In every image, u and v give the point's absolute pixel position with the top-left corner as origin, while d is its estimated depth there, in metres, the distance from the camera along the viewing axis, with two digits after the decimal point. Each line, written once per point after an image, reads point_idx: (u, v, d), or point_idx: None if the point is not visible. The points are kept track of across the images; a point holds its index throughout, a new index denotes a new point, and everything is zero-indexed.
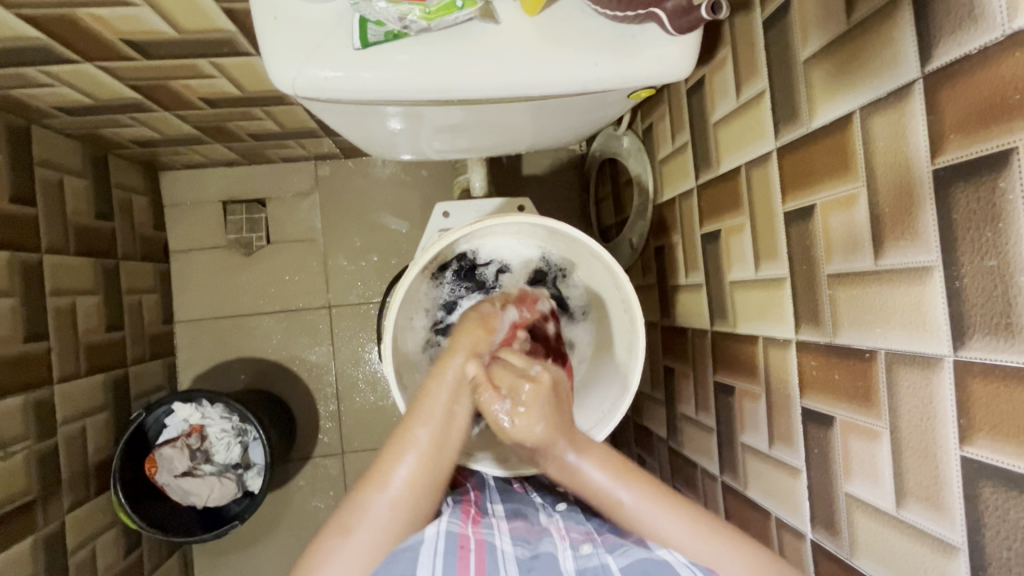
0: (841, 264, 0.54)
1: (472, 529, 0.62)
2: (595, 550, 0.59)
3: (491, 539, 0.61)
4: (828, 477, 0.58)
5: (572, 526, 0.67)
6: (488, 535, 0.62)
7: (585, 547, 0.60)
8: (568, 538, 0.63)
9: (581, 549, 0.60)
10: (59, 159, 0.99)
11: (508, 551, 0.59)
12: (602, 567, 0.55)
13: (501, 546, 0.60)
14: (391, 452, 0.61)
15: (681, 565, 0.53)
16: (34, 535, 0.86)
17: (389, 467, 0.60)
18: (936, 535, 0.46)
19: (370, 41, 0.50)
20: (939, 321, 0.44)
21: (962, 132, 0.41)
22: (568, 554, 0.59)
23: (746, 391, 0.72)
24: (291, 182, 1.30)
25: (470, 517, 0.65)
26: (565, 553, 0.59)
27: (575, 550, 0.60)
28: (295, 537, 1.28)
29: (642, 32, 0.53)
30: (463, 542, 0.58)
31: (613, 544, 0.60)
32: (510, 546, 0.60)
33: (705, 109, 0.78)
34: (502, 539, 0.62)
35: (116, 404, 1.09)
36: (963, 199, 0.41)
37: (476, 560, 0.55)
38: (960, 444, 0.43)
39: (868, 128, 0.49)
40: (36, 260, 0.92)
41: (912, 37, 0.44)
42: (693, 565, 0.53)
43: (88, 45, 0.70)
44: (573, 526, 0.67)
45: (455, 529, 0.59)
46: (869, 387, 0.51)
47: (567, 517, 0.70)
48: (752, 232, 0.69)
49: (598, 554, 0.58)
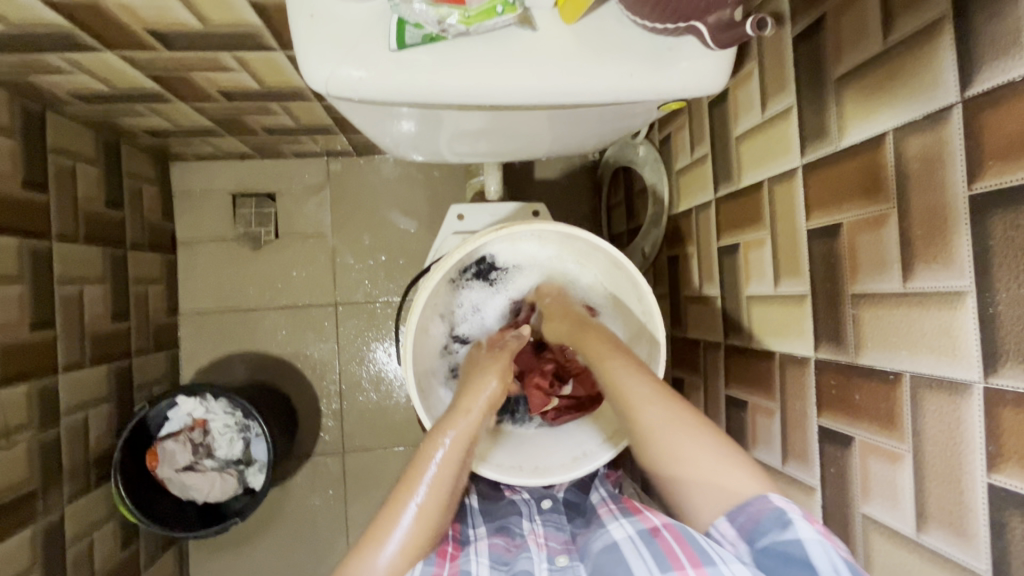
0: (867, 284, 0.54)
1: (447, 568, 0.63)
2: (570, 563, 0.65)
3: (468, 568, 0.64)
4: (845, 497, 0.57)
5: (552, 534, 0.71)
6: (464, 565, 0.64)
7: (560, 559, 0.66)
8: (545, 548, 0.68)
9: (556, 561, 0.66)
10: (72, 146, 0.99)
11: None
12: None
13: (478, 572, 0.64)
14: (389, 511, 0.61)
15: (626, 541, 0.60)
16: (33, 526, 0.85)
17: (394, 512, 0.61)
18: (958, 560, 0.45)
19: (407, 43, 0.49)
20: (970, 348, 0.43)
21: (1002, 159, 0.41)
22: (543, 567, 0.64)
23: (761, 407, 0.72)
24: (304, 178, 1.30)
25: (447, 553, 0.66)
26: (542, 565, 0.65)
27: (551, 563, 0.65)
28: (293, 534, 1.27)
29: (679, 44, 0.52)
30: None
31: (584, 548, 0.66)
32: (486, 571, 0.64)
33: (727, 122, 0.78)
34: (478, 564, 0.65)
35: (119, 394, 1.07)
36: (1001, 226, 0.41)
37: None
38: (987, 472, 0.43)
39: (901, 150, 0.49)
40: (45, 247, 0.91)
41: (953, 63, 0.44)
42: (637, 535, 0.60)
43: (110, 34, 0.69)
44: (552, 534, 0.71)
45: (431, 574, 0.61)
46: (892, 410, 0.51)
47: (546, 522, 0.73)
48: (773, 247, 0.68)
49: (572, 569, 0.64)
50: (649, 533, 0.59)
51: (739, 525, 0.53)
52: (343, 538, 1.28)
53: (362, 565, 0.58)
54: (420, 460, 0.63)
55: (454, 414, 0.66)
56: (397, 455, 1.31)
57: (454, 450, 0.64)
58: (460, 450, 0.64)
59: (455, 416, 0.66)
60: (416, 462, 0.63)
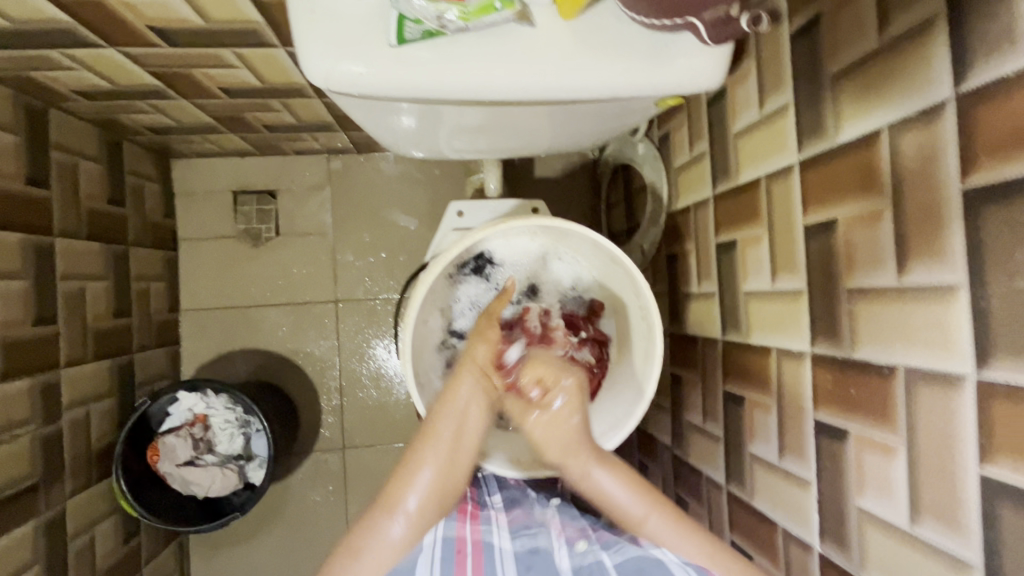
0: (863, 279, 0.54)
1: (470, 528, 0.67)
2: (591, 547, 0.64)
3: (490, 537, 0.66)
4: (840, 490, 0.58)
5: (568, 522, 0.71)
6: (486, 534, 0.67)
7: (580, 543, 0.65)
8: (564, 534, 0.68)
9: (576, 546, 0.65)
10: (75, 143, 0.99)
11: (507, 548, 0.65)
12: (597, 564, 0.61)
13: (500, 543, 0.66)
14: (402, 476, 0.62)
15: (673, 564, 0.58)
16: (35, 519, 0.85)
17: (405, 478, 0.61)
18: (951, 551, 0.46)
19: (406, 39, 0.49)
20: (963, 341, 0.44)
21: (994, 153, 0.41)
22: (563, 552, 0.64)
23: (758, 402, 0.72)
24: (304, 175, 1.30)
25: (468, 513, 0.70)
26: (561, 551, 0.65)
27: (570, 547, 0.65)
28: (293, 530, 1.28)
29: (676, 40, 0.53)
30: (460, 546, 0.63)
31: (607, 540, 0.65)
32: (508, 543, 0.66)
33: (725, 119, 0.78)
34: (501, 536, 0.67)
35: (121, 390, 1.08)
36: (993, 220, 0.41)
37: (472, 563, 0.62)
38: (979, 463, 0.43)
39: (896, 146, 0.50)
40: (48, 243, 0.92)
41: (946, 59, 0.44)
42: (687, 565, 0.58)
43: (113, 30, 0.70)
44: (570, 521, 0.71)
45: (452, 534, 0.65)
46: (886, 403, 0.52)
47: (562, 511, 0.73)
48: (770, 243, 0.69)
49: (593, 552, 0.63)
50: (700, 568, 0.58)
51: None
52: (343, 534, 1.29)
53: (377, 527, 0.59)
54: (427, 430, 0.64)
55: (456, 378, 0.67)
56: (397, 452, 1.31)
57: (458, 415, 0.65)
58: (462, 413, 0.65)
59: (456, 380, 0.67)
60: (425, 430, 0.64)
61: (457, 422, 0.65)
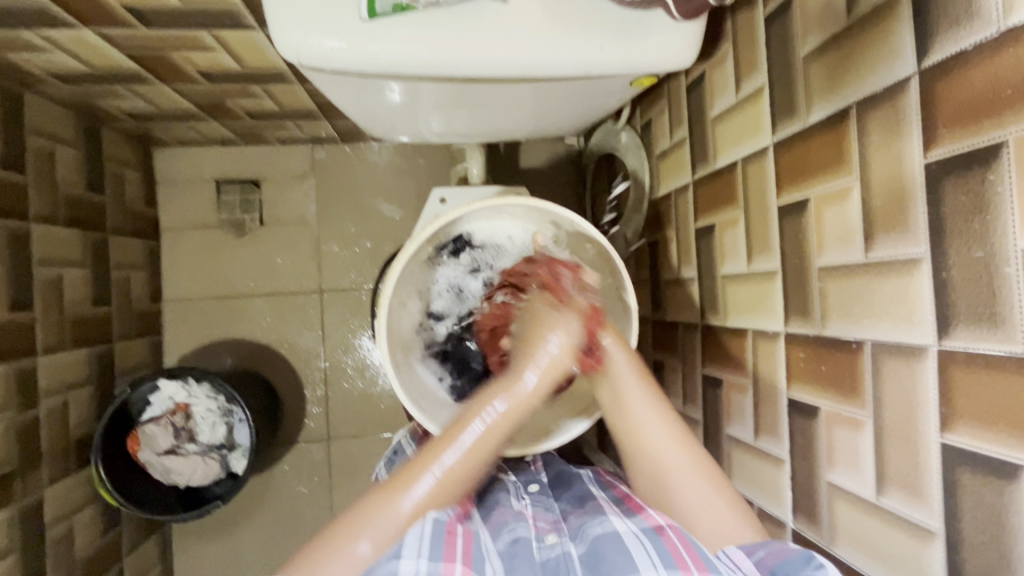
0: (832, 257, 0.55)
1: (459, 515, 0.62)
2: (559, 540, 0.64)
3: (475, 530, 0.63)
4: (812, 466, 0.59)
5: (541, 511, 0.69)
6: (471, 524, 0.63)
7: (549, 536, 0.65)
8: (536, 525, 0.67)
9: (546, 539, 0.64)
10: (52, 128, 0.98)
11: (490, 546, 0.62)
12: (563, 557, 0.61)
13: (483, 537, 0.63)
14: (424, 457, 0.60)
15: (630, 536, 0.59)
16: (11, 506, 0.85)
17: (430, 456, 0.59)
18: (914, 520, 0.47)
19: (378, 12, 0.49)
20: (925, 313, 0.45)
21: (955, 126, 0.42)
22: (534, 544, 0.63)
23: (734, 384, 0.73)
24: (288, 164, 1.29)
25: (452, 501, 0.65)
26: (533, 542, 0.64)
27: (541, 539, 0.64)
28: (277, 521, 1.27)
29: (648, 18, 0.53)
30: (451, 527, 0.59)
31: (575, 529, 0.66)
32: (489, 539, 0.64)
33: (703, 104, 0.79)
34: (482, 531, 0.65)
35: (101, 379, 1.07)
36: (954, 192, 0.42)
37: (463, 545, 0.58)
38: (941, 431, 0.44)
39: (863, 123, 0.50)
40: (23, 228, 0.91)
41: (911, 35, 0.45)
42: (643, 533, 0.59)
43: (87, 9, 0.69)
44: (541, 509, 0.70)
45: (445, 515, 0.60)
46: (854, 378, 0.52)
47: (535, 500, 0.72)
48: (746, 225, 0.69)
49: (562, 544, 0.63)
50: (654, 531, 0.59)
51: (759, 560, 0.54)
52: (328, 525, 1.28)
53: (388, 501, 0.58)
54: (464, 417, 0.61)
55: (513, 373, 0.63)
56: (382, 442, 1.31)
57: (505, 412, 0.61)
58: (512, 413, 0.61)
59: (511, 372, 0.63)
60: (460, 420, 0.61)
61: (496, 422, 0.60)
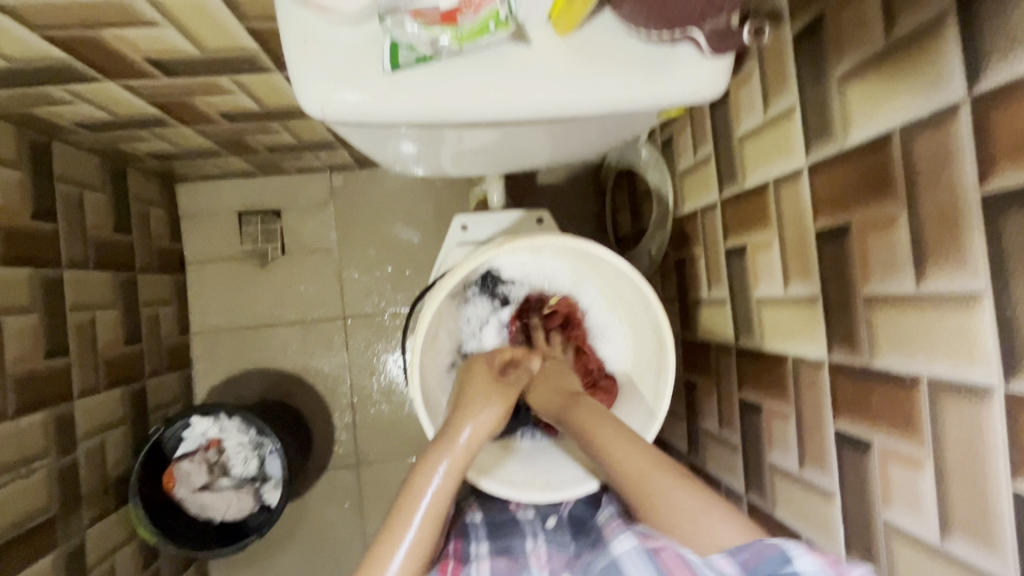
0: (880, 285, 0.52)
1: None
2: None
3: None
4: (865, 503, 0.56)
5: (554, 552, 0.73)
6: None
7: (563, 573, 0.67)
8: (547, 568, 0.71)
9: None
10: (78, 174, 1.00)
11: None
12: None
13: None
14: (382, 548, 0.59)
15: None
16: (55, 550, 0.86)
17: (387, 547, 0.59)
18: (982, 567, 0.44)
19: (400, 64, 0.49)
20: (988, 351, 0.42)
21: (1014, 157, 0.39)
22: None
23: (775, 411, 0.71)
24: (308, 192, 1.30)
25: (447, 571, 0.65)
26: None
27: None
28: (312, 548, 1.28)
29: (675, 51, 0.52)
30: None
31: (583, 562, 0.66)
32: None
33: (729, 121, 0.76)
34: None
35: (135, 416, 1.09)
36: (1017, 226, 0.40)
37: None
38: (1011, 478, 0.42)
39: (909, 148, 0.48)
40: (56, 275, 0.92)
41: (959, 61, 0.43)
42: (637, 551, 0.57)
43: (109, 64, 0.70)
44: (554, 554, 0.73)
45: None
46: (910, 414, 0.50)
47: (547, 542, 0.75)
48: (781, 248, 0.67)
49: None
50: (648, 550, 0.56)
51: (743, 561, 0.50)
52: (360, 550, 1.28)
53: None
54: (415, 484, 0.62)
55: (448, 430, 0.65)
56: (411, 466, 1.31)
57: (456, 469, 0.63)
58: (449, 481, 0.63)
59: (441, 442, 0.64)
60: (407, 495, 0.62)
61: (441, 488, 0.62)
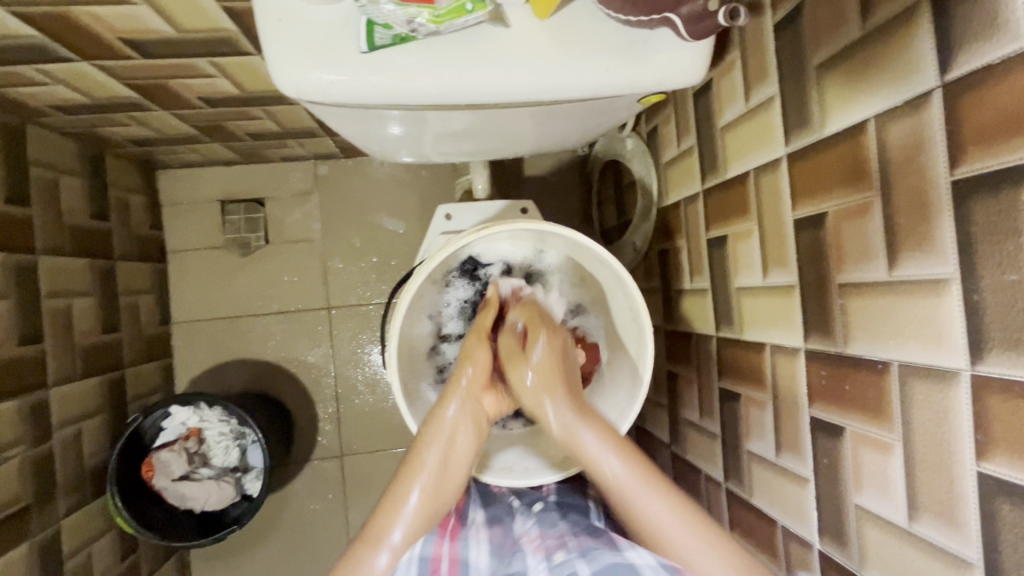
0: (854, 273, 0.53)
1: (448, 544, 0.64)
2: (567, 558, 0.57)
3: (467, 554, 0.64)
4: (837, 488, 0.57)
5: (546, 531, 0.66)
6: (463, 551, 0.64)
7: (558, 555, 0.59)
8: (542, 547, 0.62)
9: (554, 558, 0.58)
10: (54, 158, 0.98)
11: (483, 565, 0.63)
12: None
13: (475, 561, 0.64)
14: (387, 507, 0.63)
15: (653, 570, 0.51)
16: (30, 541, 0.85)
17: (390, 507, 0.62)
18: (948, 549, 0.45)
19: (377, 44, 0.48)
20: (956, 336, 0.43)
21: (983, 143, 0.40)
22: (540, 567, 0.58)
23: (754, 399, 0.71)
24: (292, 181, 1.29)
25: (448, 528, 0.66)
26: (538, 566, 0.59)
27: (549, 561, 0.59)
28: (294, 539, 1.27)
29: (654, 36, 0.52)
30: (435, 566, 0.60)
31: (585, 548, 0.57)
32: (484, 561, 0.64)
33: (711, 112, 0.77)
34: (477, 552, 0.65)
35: (113, 406, 1.07)
36: (984, 212, 0.40)
37: None
38: (977, 460, 0.42)
39: (883, 137, 0.48)
40: (31, 262, 0.90)
41: (932, 49, 0.43)
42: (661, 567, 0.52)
43: (83, 44, 0.68)
44: (548, 533, 0.66)
45: (428, 553, 0.61)
46: (881, 399, 0.51)
47: (541, 522, 0.69)
48: (760, 237, 0.68)
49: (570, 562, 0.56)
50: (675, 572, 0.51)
51: None
52: (343, 541, 1.28)
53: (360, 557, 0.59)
54: (412, 461, 0.64)
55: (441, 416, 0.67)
56: (395, 457, 1.30)
57: (444, 441, 0.65)
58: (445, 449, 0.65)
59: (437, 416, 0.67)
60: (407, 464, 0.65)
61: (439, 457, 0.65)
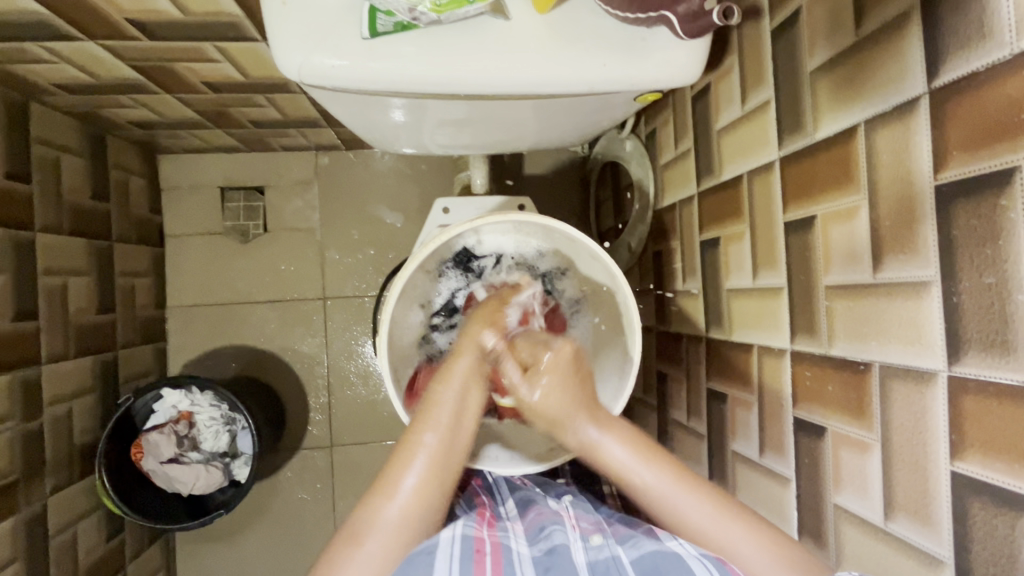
0: (839, 276, 0.54)
1: (487, 532, 0.62)
2: (605, 541, 0.60)
3: (507, 541, 0.61)
4: (817, 487, 0.58)
5: (582, 515, 0.68)
6: (504, 538, 0.62)
7: (594, 538, 0.61)
8: (578, 527, 0.64)
9: (591, 540, 0.61)
10: (57, 137, 0.98)
11: (524, 553, 0.60)
12: (613, 559, 0.56)
13: (517, 548, 0.60)
14: (398, 460, 0.61)
15: (689, 555, 0.54)
16: (16, 515, 0.85)
17: (404, 460, 0.61)
18: (922, 548, 0.46)
19: (379, 31, 0.49)
20: (935, 337, 0.44)
21: (966, 148, 0.41)
22: (579, 545, 0.60)
23: (740, 400, 0.72)
24: (292, 171, 1.29)
25: (485, 520, 0.66)
26: (576, 545, 0.60)
27: (586, 540, 0.61)
28: (281, 528, 1.27)
29: (652, 35, 0.53)
30: (478, 546, 0.58)
31: (624, 536, 0.62)
32: (525, 548, 0.61)
33: (709, 115, 0.78)
34: (518, 541, 0.62)
35: (105, 386, 1.08)
36: (965, 217, 0.41)
37: (492, 562, 0.56)
38: (951, 459, 0.43)
39: (872, 142, 0.49)
40: (29, 238, 0.91)
41: (921, 56, 0.44)
42: (704, 556, 0.53)
43: (90, 22, 0.69)
44: (584, 516, 0.67)
45: (470, 533, 0.59)
46: (863, 400, 0.52)
47: (575, 505, 0.71)
48: (751, 240, 0.69)
49: (609, 547, 0.59)
50: (716, 557, 0.53)
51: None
52: (330, 531, 1.28)
53: (376, 506, 0.58)
54: (426, 409, 0.63)
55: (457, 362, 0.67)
56: (384, 449, 1.31)
57: (459, 389, 0.64)
58: (462, 395, 0.64)
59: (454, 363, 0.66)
60: (422, 411, 0.64)
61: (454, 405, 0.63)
